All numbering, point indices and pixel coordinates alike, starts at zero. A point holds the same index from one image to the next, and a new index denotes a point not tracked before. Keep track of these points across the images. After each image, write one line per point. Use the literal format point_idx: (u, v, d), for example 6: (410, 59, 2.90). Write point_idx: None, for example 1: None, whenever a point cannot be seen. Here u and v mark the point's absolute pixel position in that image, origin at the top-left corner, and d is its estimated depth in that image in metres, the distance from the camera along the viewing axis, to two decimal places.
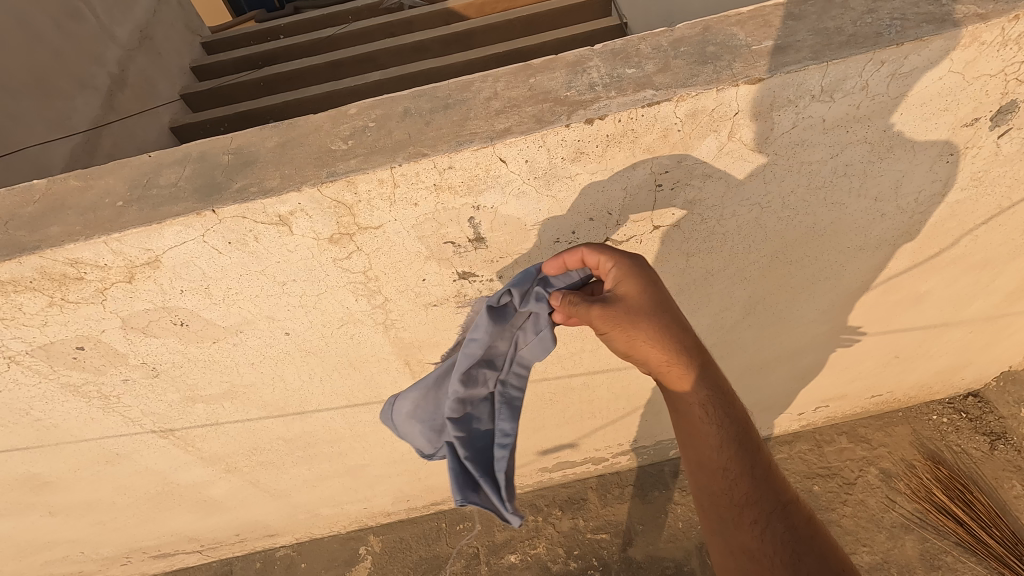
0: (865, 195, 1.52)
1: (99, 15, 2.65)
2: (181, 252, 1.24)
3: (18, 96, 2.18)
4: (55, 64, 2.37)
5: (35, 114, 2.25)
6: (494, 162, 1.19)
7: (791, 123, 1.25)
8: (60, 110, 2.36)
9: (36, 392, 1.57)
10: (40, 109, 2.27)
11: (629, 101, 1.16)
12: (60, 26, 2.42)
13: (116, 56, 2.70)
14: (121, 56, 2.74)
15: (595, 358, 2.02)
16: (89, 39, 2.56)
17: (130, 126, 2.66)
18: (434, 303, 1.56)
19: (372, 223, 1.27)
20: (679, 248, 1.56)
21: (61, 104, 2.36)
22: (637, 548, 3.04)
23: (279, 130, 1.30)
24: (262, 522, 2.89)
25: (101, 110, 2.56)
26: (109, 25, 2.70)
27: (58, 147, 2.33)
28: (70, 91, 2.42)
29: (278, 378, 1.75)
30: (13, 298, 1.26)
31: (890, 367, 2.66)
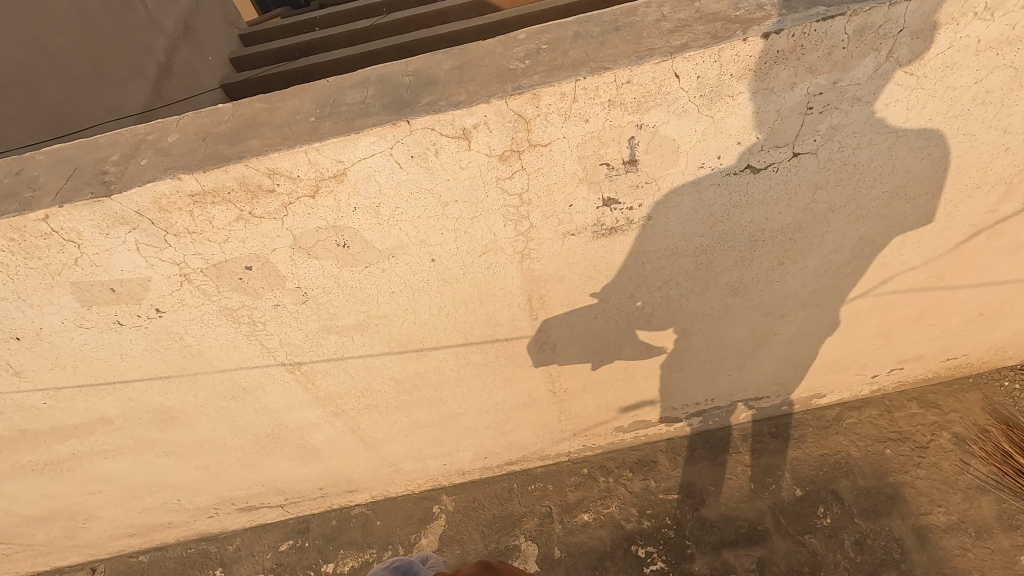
0: (995, 126, 1.57)
1: (148, 5, 2.86)
2: (366, 166, 1.33)
3: (76, 81, 2.35)
4: (108, 51, 2.54)
5: (93, 98, 2.42)
6: (668, 77, 1.26)
7: (948, 43, 1.30)
8: (115, 96, 2.54)
9: (196, 315, 1.66)
10: (97, 95, 2.43)
11: (802, 17, 1.22)
12: (111, 14, 2.59)
13: (163, 45, 2.90)
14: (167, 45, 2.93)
15: (700, 301, 2.08)
16: (140, 29, 2.76)
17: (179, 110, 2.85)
18: (572, 232, 1.63)
19: (542, 140, 1.34)
20: (810, 178, 1.61)
21: (115, 89, 2.54)
22: (710, 508, 3.08)
23: (452, 55, 1.38)
24: (347, 475, 2.98)
25: (151, 97, 2.76)
26: (156, 16, 2.90)
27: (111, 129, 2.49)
28: (123, 77, 2.60)
29: (410, 311, 1.83)
30: (208, 211, 1.36)
31: (973, 325, 2.68)
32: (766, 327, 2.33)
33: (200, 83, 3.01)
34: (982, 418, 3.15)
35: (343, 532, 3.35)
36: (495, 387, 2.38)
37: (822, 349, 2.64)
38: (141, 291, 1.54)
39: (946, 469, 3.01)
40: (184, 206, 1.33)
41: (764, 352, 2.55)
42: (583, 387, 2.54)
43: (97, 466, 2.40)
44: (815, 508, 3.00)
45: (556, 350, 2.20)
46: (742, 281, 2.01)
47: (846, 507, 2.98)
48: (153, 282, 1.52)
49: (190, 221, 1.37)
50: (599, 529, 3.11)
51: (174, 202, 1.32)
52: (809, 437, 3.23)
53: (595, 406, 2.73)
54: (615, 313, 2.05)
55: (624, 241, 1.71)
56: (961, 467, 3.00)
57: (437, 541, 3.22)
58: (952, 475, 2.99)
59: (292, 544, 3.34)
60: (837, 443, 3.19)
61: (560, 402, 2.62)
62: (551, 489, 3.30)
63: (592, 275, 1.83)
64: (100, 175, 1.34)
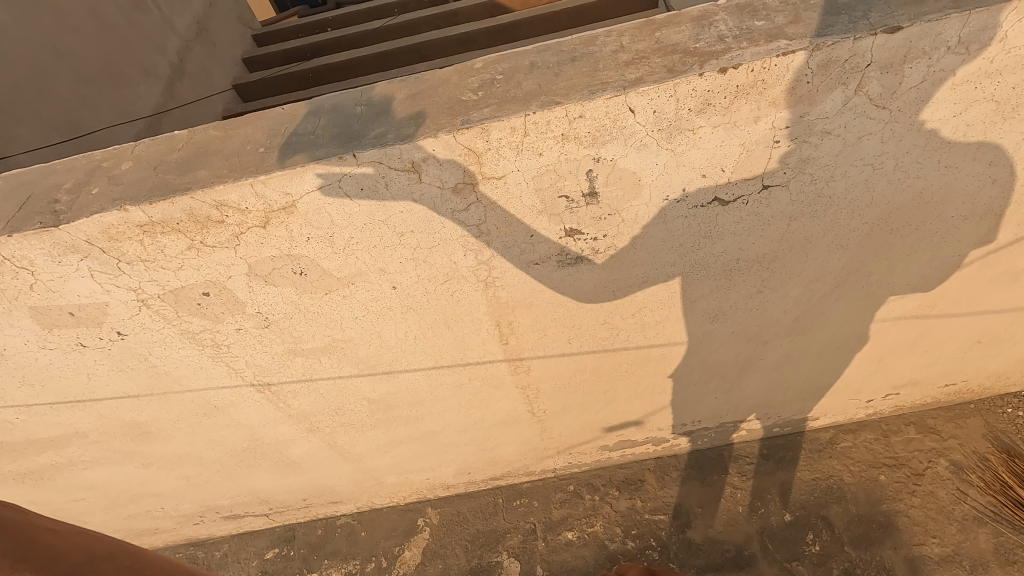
0: (980, 158, 1.49)
1: (161, 7, 3.12)
2: (316, 198, 1.30)
3: (91, 82, 2.59)
4: (123, 54, 2.79)
5: (107, 98, 2.67)
6: (623, 112, 1.22)
7: (921, 77, 1.24)
8: (129, 96, 2.81)
9: (158, 337, 1.66)
10: (110, 94, 2.69)
11: (762, 51, 1.17)
12: (127, 16, 2.85)
13: (175, 46, 3.18)
14: (180, 45, 3.22)
15: (678, 328, 2.03)
16: (152, 29, 3.02)
17: (188, 111, 3.15)
18: (536, 261, 1.60)
19: (496, 173, 1.31)
20: (783, 210, 1.56)
21: (129, 90, 2.81)
22: (696, 531, 3.02)
23: (406, 83, 1.34)
24: (330, 487, 2.97)
25: (163, 97, 3.04)
26: (170, 17, 3.17)
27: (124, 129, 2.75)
28: (136, 78, 2.87)
29: (376, 335, 1.81)
30: (158, 240, 1.34)
31: (971, 352, 2.59)
32: (749, 353, 2.27)
33: (214, 84, 3.35)
34: (982, 445, 3.05)
35: (328, 541, 3.35)
36: (471, 407, 2.35)
37: (811, 374, 2.57)
38: (101, 316, 1.54)
39: (941, 498, 2.92)
40: (134, 236, 1.32)
41: (750, 377, 2.49)
42: (563, 408, 2.50)
43: (78, 476, 2.42)
44: (804, 534, 2.93)
45: (530, 373, 2.16)
46: (720, 309, 1.96)
47: (836, 534, 2.90)
48: (111, 307, 1.52)
49: (141, 250, 1.36)
50: (582, 548, 3.07)
51: (123, 232, 1.31)
52: (800, 460, 3.16)
53: (577, 426, 2.69)
54: (589, 339, 2.01)
55: (592, 270, 1.67)
56: (958, 497, 2.91)
57: (420, 554, 3.21)
58: (948, 504, 2.90)
59: (278, 552, 3.35)
60: (829, 467, 3.11)
61: (540, 422, 2.58)
62: (536, 505, 3.27)
63: (562, 302, 1.79)
64: (52, 204, 1.33)
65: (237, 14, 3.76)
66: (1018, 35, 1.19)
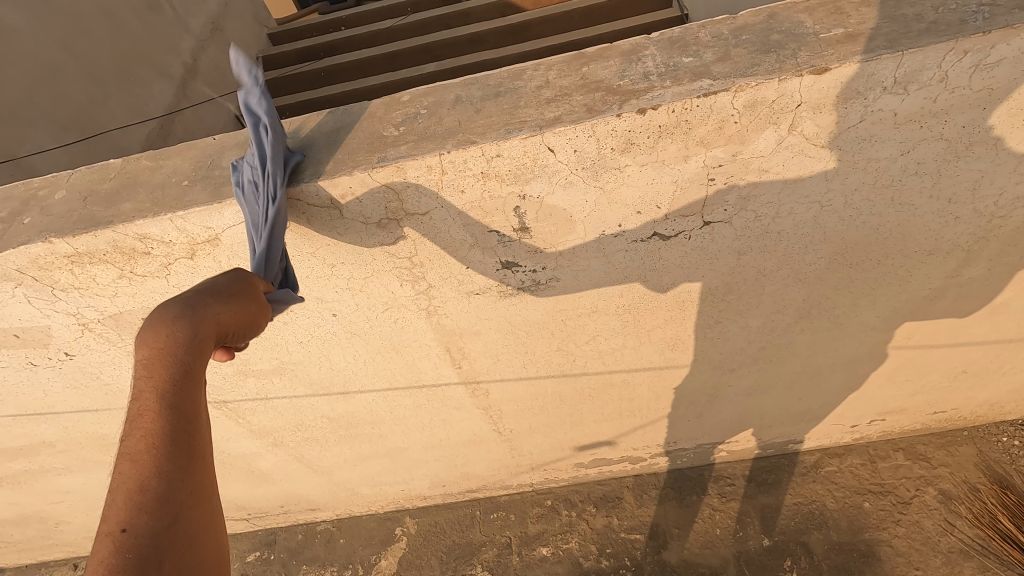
0: (937, 196, 1.42)
1: (176, 8, 3.17)
2: (239, 232, 1.30)
3: (103, 82, 2.61)
4: (136, 56, 2.82)
5: (119, 99, 2.68)
6: (542, 151, 1.19)
7: (859, 117, 1.18)
8: (141, 96, 2.81)
9: (106, 358, 1.68)
10: (122, 95, 2.70)
11: (684, 91, 1.13)
12: (140, 16, 2.88)
13: (190, 46, 3.20)
14: (195, 45, 3.25)
15: (637, 356, 1.98)
16: (167, 30, 3.05)
17: (203, 113, 3.16)
18: (477, 292, 1.57)
19: (419, 210, 1.29)
20: (730, 245, 1.51)
21: (142, 90, 2.81)
22: (671, 552, 2.97)
23: (334, 116, 1.33)
24: (305, 495, 2.99)
25: (178, 97, 3.05)
26: (185, 17, 3.21)
27: (138, 129, 2.75)
28: (150, 79, 2.89)
29: (325, 359, 1.80)
30: (89, 269, 1.35)
31: (957, 382, 2.50)
32: (717, 380, 2.22)
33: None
34: (973, 475, 2.94)
35: (308, 547, 3.39)
36: (434, 426, 2.33)
37: (788, 401, 2.50)
38: (46, 337, 1.56)
39: (927, 528, 2.81)
40: (63, 265, 1.33)
41: (722, 402, 2.43)
42: (530, 428, 2.47)
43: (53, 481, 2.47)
44: (782, 560, 2.86)
45: (489, 395, 2.14)
46: (678, 338, 1.91)
47: (816, 562, 2.83)
48: (54, 330, 1.54)
49: (72, 279, 1.37)
50: (556, 565, 3.04)
51: (52, 261, 1.32)
52: (783, 483, 3.09)
53: (547, 445, 2.66)
54: (546, 364, 1.97)
55: (537, 300, 1.63)
56: (944, 528, 2.80)
57: (396, 564, 3.22)
58: (933, 535, 2.79)
59: (259, 556, 3.40)
60: (812, 492, 3.03)
61: (508, 440, 2.56)
62: (513, 519, 3.25)
63: (511, 330, 1.76)
64: None
65: (253, 13, 3.79)
66: (962, 75, 1.12)
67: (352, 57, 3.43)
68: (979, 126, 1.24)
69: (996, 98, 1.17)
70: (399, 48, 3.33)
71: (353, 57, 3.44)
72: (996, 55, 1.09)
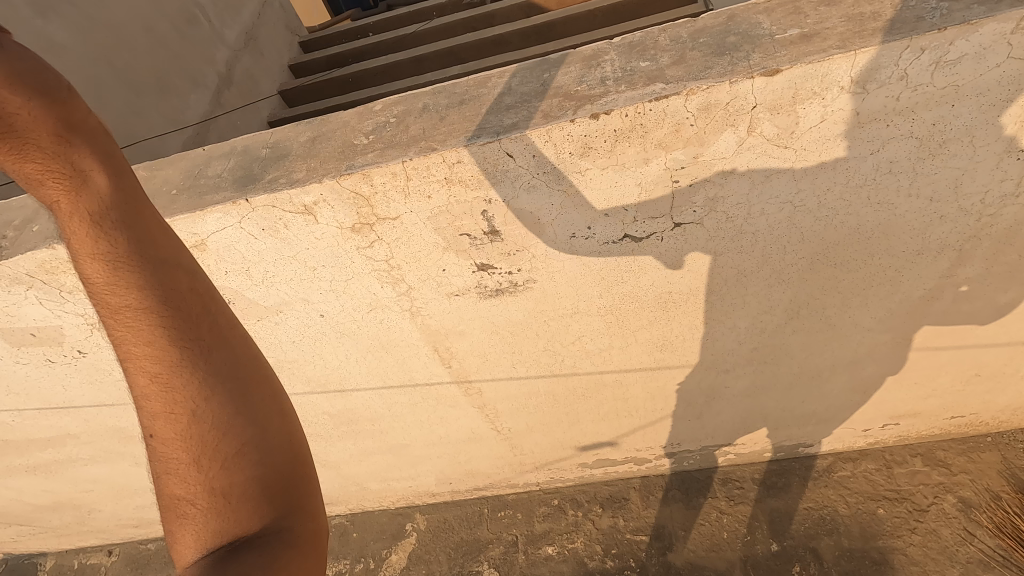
0: (916, 195, 1.39)
1: (213, 20, 3.33)
2: (223, 237, 1.38)
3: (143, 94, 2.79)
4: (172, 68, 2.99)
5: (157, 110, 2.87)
6: (501, 156, 1.22)
7: (819, 117, 1.17)
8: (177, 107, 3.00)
9: (116, 355, 1.79)
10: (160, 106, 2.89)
11: (636, 95, 1.15)
12: (178, 30, 3.05)
13: (224, 56, 3.37)
14: (228, 55, 3.42)
15: (626, 356, 1.99)
16: (202, 41, 3.22)
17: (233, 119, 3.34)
18: (456, 293, 1.61)
19: (390, 214, 1.34)
20: (704, 246, 1.51)
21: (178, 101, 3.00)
22: (677, 554, 2.96)
23: (312, 126, 1.40)
24: (317, 489, 3.11)
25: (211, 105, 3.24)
26: (220, 28, 3.38)
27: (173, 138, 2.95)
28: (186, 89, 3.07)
29: (319, 357, 1.88)
30: None
31: (971, 386, 2.42)
32: (712, 381, 2.20)
33: (259, 91, 3.54)
34: (996, 482, 2.82)
35: None
36: (431, 423, 2.39)
37: (791, 403, 2.46)
38: (59, 336, 1.69)
39: (944, 537, 2.71)
40: (68, 269, 1.44)
41: (721, 404, 2.41)
42: (527, 427, 2.50)
43: (80, 470, 2.64)
44: (791, 566, 2.82)
45: (483, 395, 2.18)
46: (665, 339, 1.90)
47: (825, 569, 2.76)
48: (66, 329, 1.66)
49: (77, 281, 1.48)
50: (561, 564, 3.07)
51: (57, 265, 1.43)
52: (794, 488, 3.02)
53: (547, 444, 2.69)
54: (536, 365, 2.00)
55: (517, 301, 1.66)
56: (963, 537, 2.70)
57: (406, 558, 3.32)
58: (951, 545, 2.69)
59: None
60: (824, 497, 2.96)
61: (508, 439, 2.60)
62: (519, 516, 3.29)
63: (495, 330, 1.80)
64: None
65: (283, 23, 3.95)
66: (922, 72, 1.11)
67: (363, 65, 3.52)
68: (949, 123, 1.21)
69: (962, 95, 1.15)
70: (408, 55, 3.40)
71: (365, 65, 3.54)
72: (955, 52, 1.08)
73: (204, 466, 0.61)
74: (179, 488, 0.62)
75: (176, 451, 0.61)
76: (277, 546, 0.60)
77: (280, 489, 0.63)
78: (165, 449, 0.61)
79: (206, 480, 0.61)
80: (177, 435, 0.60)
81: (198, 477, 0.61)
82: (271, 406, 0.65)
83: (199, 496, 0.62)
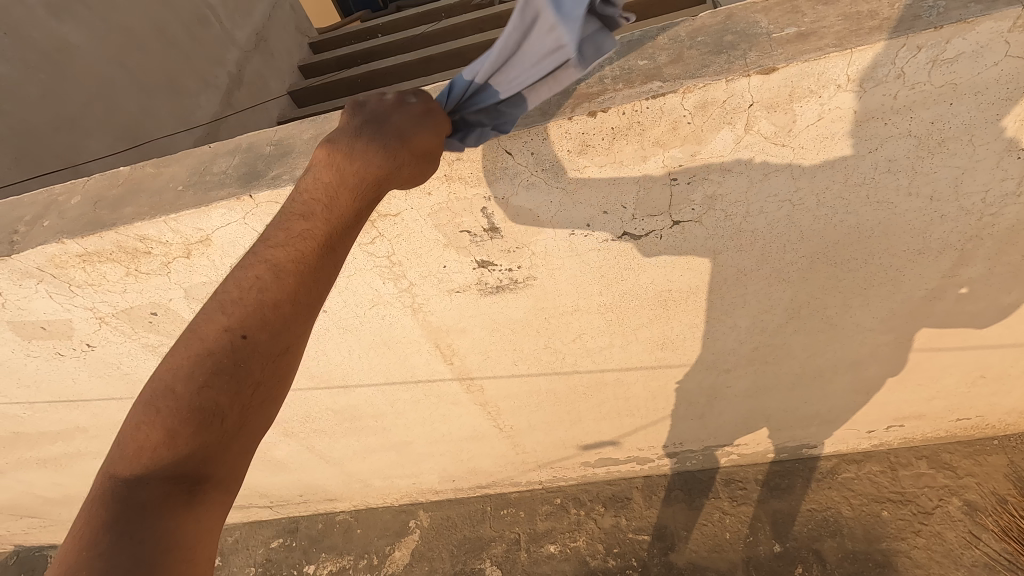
0: (916, 194, 1.39)
1: (224, 20, 3.36)
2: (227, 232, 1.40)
3: (154, 95, 2.85)
4: (184, 68, 3.04)
5: (167, 110, 2.93)
6: (500, 154, 1.24)
7: (816, 115, 1.18)
8: (188, 106, 3.06)
9: (123, 349, 1.82)
10: (171, 106, 2.95)
11: (634, 94, 1.16)
12: (190, 31, 3.09)
13: (235, 57, 3.41)
14: (240, 55, 3.46)
15: (627, 354, 2.00)
16: (213, 42, 3.26)
17: (243, 119, 3.39)
18: (457, 290, 1.63)
19: (391, 211, 1.36)
20: (704, 244, 1.51)
21: (189, 101, 3.06)
22: (679, 554, 2.96)
23: (316, 124, 1.43)
24: (321, 485, 3.14)
25: (222, 105, 3.29)
26: (231, 29, 3.41)
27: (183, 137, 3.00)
28: (197, 90, 3.13)
29: (322, 353, 1.91)
30: (99, 267, 1.49)
31: (976, 387, 2.40)
32: (714, 380, 2.21)
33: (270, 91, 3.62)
34: (1002, 486, 2.79)
35: (326, 535, 3.55)
36: (434, 420, 2.41)
37: (793, 404, 2.46)
38: (68, 330, 1.72)
39: (949, 540, 2.69)
40: (76, 264, 1.47)
41: (723, 403, 2.41)
42: (530, 426, 2.52)
43: (88, 464, 2.69)
44: (793, 567, 2.80)
45: (484, 392, 2.19)
46: (666, 338, 1.91)
47: (828, 570, 2.75)
48: (75, 323, 1.69)
49: (85, 276, 1.51)
50: (563, 563, 3.08)
51: (66, 260, 1.47)
52: (797, 489, 3.01)
53: (549, 443, 2.70)
54: (537, 362, 2.01)
55: (518, 298, 1.68)
56: (968, 541, 2.67)
57: (408, 555, 3.34)
58: (956, 548, 2.67)
59: (282, 542, 3.60)
60: (828, 499, 2.94)
61: (511, 437, 2.61)
62: (522, 515, 3.30)
63: (497, 328, 1.81)
64: (11, 234, 1.50)
65: (295, 24, 4.00)
66: (920, 70, 1.11)
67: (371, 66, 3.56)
68: (948, 122, 1.22)
69: (960, 93, 1.15)
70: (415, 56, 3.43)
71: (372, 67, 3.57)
72: (952, 50, 1.09)
73: (220, 372, 0.80)
74: (194, 376, 0.79)
75: (238, 365, 0.81)
76: (208, 490, 0.78)
77: (231, 430, 0.80)
78: (241, 349, 0.81)
79: (215, 394, 0.79)
80: (229, 351, 0.81)
81: (235, 375, 0.80)
82: (283, 374, 0.84)
83: (200, 404, 0.78)
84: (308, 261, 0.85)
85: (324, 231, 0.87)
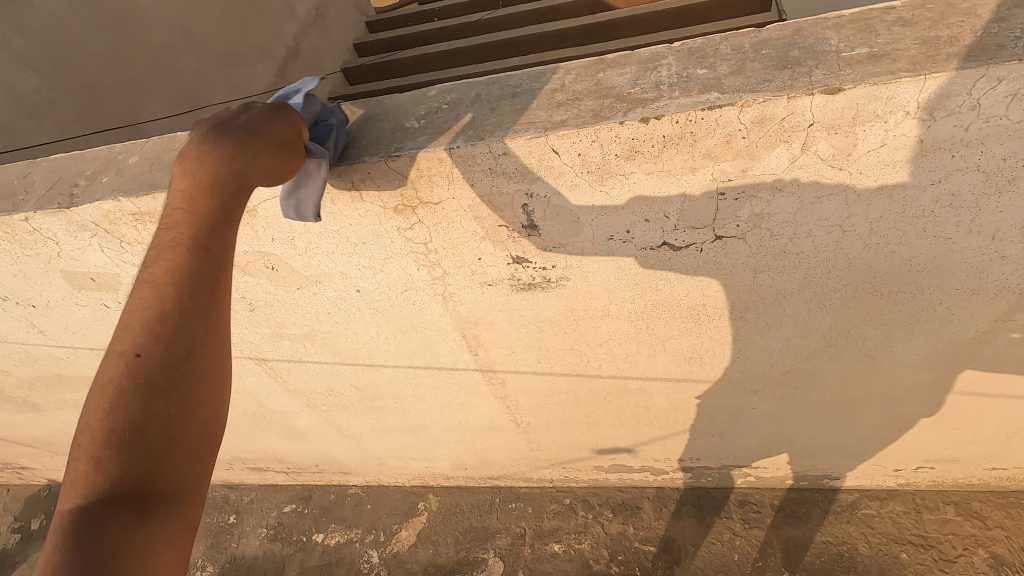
0: (976, 232, 1.33)
1: None
2: (273, 205, 1.43)
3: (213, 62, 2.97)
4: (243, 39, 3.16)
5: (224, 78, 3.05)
6: (547, 152, 1.23)
7: (879, 140, 1.13)
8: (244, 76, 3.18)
9: None
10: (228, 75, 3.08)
11: (690, 103, 1.13)
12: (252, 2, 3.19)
13: (293, 30, 3.50)
14: (298, 29, 3.55)
15: (653, 365, 1.97)
16: (273, 16, 3.36)
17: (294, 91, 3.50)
18: (489, 283, 1.63)
19: (433, 199, 1.37)
20: (745, 262, 1.48)
21: (245, 71, 3.18)
22: (683, 570, 2.92)
23: (368, 106, 1.44)
24: (337, 458, 3.21)
25: (275, 78, 3.41)
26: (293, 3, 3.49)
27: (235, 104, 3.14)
28: (253, 61, 3.24)
29: (351, 331, 1.94)
30: (149, 227, 1.54)
31: (1018, 438, 2.29)
32: (739, 400, 2.16)
33: (322, 67, 3.65)
34: None
35: (337, 507, 3.64)
36: (453, 408, 2.43)
37: (819, 433, 2.39)
38: (115, 284, 1.79)
39: None
40: (128, 221, 1.53)
41: (746, 424, 2.36)
42: (547, 424, 2.52)
43: None
44: None
45: (506, 386, 2.20)
46: (694, 352, 1.88)
47: None
48: (122, 278, 1.76)
49: (136, 234, 1.57)
50: (565, 563, 3.08)
51: (120, 218, 1.52)
52: (814, 520, 2.93)
53: (564, 443, 2.70)
54: (561, 362, 2.01)
55: (550, 298, 1.67)
56: None
57: (414, 536, 3.39)
58: None
59: (294, 508, 3.71)
60: (844, 533, 2.86)
61: (527, 433, 2.61)
62: (530, 511, 3.32)
63: (524, 324, 1.81)
64: (72, 188, 1.57)
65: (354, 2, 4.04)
66: (997, 104, 1.06)
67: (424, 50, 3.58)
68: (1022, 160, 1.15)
69: None
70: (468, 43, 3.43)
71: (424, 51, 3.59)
72: None
73: (123, 397, 0.81)
74: (127, 404, 0.80)
75: (125, 386, 0.82)
76: (162, 505, 0.78)
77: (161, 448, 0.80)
78: (138, 367, 0.82)
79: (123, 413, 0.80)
80: (115, 377, 0.82)
81: (130, 407, 0.80)
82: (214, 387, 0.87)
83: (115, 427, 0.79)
84: (166, 287, 0.85)
85: (168, 261, 0.87)
